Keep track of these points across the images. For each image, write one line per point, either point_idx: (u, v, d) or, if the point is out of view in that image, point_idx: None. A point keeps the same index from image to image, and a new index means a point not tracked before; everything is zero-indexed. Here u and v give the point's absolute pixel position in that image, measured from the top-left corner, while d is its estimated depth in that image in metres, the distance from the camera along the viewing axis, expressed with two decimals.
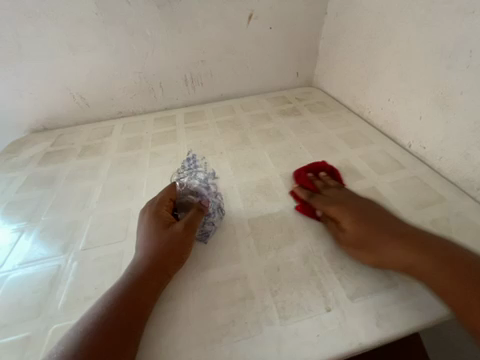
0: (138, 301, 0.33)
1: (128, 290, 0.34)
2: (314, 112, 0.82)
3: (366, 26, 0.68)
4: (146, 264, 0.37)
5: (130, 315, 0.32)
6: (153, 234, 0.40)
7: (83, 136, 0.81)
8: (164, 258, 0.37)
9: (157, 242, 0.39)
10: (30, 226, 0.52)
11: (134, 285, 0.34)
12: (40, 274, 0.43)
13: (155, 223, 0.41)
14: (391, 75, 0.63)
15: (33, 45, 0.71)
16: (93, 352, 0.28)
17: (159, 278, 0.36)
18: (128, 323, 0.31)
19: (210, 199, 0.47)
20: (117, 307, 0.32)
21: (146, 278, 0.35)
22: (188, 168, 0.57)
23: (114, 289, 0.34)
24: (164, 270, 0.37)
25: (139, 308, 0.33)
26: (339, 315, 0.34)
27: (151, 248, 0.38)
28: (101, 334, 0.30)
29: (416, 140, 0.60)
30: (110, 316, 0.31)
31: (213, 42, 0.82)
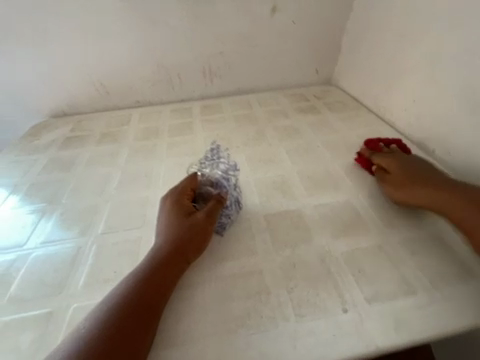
0: (158, 286, 0.34)
1: (149, 274, 0.35)
2: (333, 111, 0.80)
3: (396, 24, 0.65)
4: (166, 251, 0.37)
5: (151, 298, 0.33)
6: (173, 222, 0.40)
7: (101, 123, 0.82)
8: (184, 247, 0.38)
9: (178, 231, 0.39)
10: (51, 207, 0.53)
11: (155, 269, 0.35)
12: (61, 254, 0.44)
13: (176, 210, 0.42)
14: (419, 76, 0.61)
15: (60, 31, 0.74)
16: (117, 331, 0.30)
17: (179, 265, 0.37)
18: (149, 305, 0.32)
19: (229, 192, 0.45)
20: (139, 291, 0.33)
21: (167, 264, 0.36)
22: (211, 159, 0.50)
23: (136, 272, 0.35)
24: (184, 257, 0.38)
25: (160, 292, 0.34)
26: (355, 316, 0.34)
27: (172, 234, 0.39)
28: (125, 314, 0.31)
29: (440, 146, 0.58)
30: (133, 298, 0.32)
31: (235, 35, 0.81)
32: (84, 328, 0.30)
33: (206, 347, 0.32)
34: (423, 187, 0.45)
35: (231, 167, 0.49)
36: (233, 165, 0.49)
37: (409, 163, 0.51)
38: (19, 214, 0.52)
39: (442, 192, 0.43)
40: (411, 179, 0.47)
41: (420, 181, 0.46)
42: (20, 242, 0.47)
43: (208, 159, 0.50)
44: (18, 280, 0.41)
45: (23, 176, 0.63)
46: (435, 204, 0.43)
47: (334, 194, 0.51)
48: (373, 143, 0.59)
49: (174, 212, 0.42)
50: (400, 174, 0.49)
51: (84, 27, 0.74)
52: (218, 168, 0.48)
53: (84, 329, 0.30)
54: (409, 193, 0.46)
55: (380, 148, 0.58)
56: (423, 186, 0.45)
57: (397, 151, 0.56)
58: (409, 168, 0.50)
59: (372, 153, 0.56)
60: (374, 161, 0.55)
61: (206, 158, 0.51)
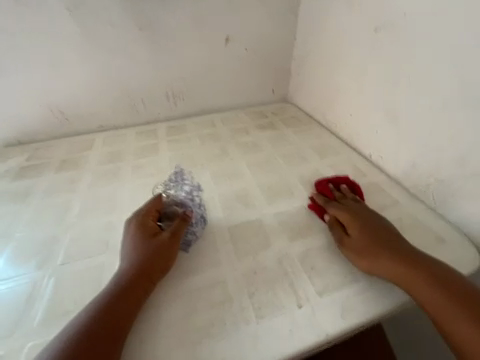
0: (123, 309, 0.35)
1: (111, 303, 0.35)
2: (289, 126, 0.89)
3: (329, 52, 0.78)
4: (131, 273, 0.38)
5: (111, 327, 0.33)
6: (139, 243, 0.41)
7: (60, 150, 0.80)
8: (149, 267, 0.39)
9: (143, 251, 0.40)
10: (2, 243, 0.50)
11: (117, 297, 0.35)
12: (14, 291, 0.42)
13: (140, 233, 0.43)
14: (352, 95, 0.72)
15: (11, 61, 0.72)
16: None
17: (142, 289, 0.37)
18: (110, 335, 0.32)
19: (194, 210, 0.48)
20: (101, 316, 0.33)
21: (129, 290, 0.36)
22: (175, 181, 0.52)
23: (97, 300, 0.35)
24: (147, 281, 0.38)
25: (121, 321, 0.34)
26: (309, 309, 0.38)
27: (135, 258, 0.40)
28: (84, 348, 0.30)
29: (375, 151, 0.69)
30: (95, 324, 0.32)
31: (194, 62, 0.87)
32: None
33: None
34: (361, 232, 0.44)
35: (195, 188, 0.51)
36: (196, 186, 0.51)
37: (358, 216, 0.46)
38: None
39: (407, 267, 0.39)
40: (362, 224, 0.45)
41: (369, 226, 0.45)
42: None
43: (173, 182, 0.52)
44: None
45: None
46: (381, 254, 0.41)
47: (289, 201, 0.57)
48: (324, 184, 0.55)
49: (139, 234, 0.43)
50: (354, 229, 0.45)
51: (39, 56, 0.73)
52: (183, 190, 0.50)
53: None
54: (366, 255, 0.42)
55: (329, 189, 0.54)
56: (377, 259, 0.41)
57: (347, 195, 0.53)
58: (368, 220, 0.46)
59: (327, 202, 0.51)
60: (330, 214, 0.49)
61: (170, 181, 0.53)
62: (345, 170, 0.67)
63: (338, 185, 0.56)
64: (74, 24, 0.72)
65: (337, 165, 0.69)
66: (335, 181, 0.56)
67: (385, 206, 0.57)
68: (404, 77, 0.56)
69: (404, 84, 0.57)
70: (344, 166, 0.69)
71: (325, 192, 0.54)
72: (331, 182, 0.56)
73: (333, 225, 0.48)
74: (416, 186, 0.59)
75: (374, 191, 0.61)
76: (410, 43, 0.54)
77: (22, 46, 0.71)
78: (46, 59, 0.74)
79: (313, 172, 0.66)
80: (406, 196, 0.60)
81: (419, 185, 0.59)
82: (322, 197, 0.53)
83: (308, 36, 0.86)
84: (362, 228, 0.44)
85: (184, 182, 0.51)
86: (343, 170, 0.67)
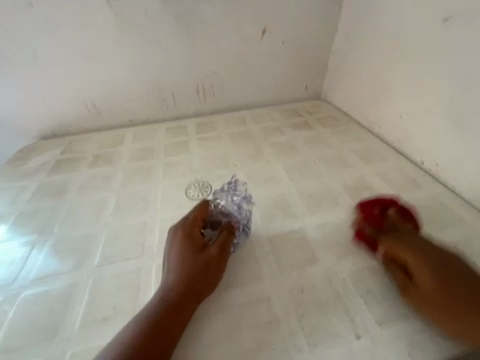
0: (169, 330, 0.33)
1: (152, 328, 0.32)
2: (326, 126, 0.83)
3: (379, 44, 0.69)
4: (178, 290, 0.36)
5: (152, 357, 0.30)
6: (186, 257, 0.39)
7: (93, 144, 0.80)
8: (196, 286, 0.36)
9: (191, 267, 0.38)
10: (42, 239, 0.50)
11: (158, 322, 0.33)
12: (54, 291, 0.41)
13: (185, 245, 0.40)
14: (405, 94, 0.64)
15: (50, 54, 0.72)
16: None
17: (184, 315, 0.34)
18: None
19: (241, 221, 0.45)
20: (148, 336, 0.31)
21: (171, 315, 0.34)
22: (227, 190, 0.50)
23: (144, 317, 0.33)
24: (190, 306, 0.35)
25: (161, 352, 0.31)
26: (367, 342, 0.33)
27: (178, 277, 0.37)
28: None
29: (429, 158, 0.60)
30: (141, 345, 0.31)
31: (227, 55, 0.83)
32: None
33: None
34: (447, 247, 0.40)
35: (246, 201, 0.48)
36: (248, 199, 0.49)
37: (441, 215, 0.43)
38: (8, 247, 0.49)
39: None
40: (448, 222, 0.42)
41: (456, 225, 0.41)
42: (9, 280, 0.43)
43: (224, 189, 0.50)
44: (6, 325, 0.37)
45: (10, 205, 0.59)
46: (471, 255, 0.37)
47: (334, 212, 0.52)
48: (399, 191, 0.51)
49: (186, 245, 0.41)
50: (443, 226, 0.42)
51: (76, 49, 0.72)
52: (234, 201, 0.47)
53: None
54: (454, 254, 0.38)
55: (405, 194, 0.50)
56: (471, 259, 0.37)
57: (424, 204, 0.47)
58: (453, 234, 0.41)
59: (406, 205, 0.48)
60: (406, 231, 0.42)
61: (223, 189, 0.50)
62: (395, 178, 0.60)
63: None
64: (110, 15, 0.69)
65: (385, 172, 0.62)
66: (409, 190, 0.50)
67: (447, 223, 0.49)
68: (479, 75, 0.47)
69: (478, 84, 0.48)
70: (393, 173, 0.62)
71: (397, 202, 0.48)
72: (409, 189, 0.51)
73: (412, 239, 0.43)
74: None
75: (432, 205, 0.53)
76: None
77: (60, 38, 0.70)
78: (83, 53, 0.73)
79: (357, 179, 0.60)
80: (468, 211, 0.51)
81: None
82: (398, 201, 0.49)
83: (353, 27, 0.78)
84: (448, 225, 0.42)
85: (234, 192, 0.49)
86: (393, 178, 0.60)
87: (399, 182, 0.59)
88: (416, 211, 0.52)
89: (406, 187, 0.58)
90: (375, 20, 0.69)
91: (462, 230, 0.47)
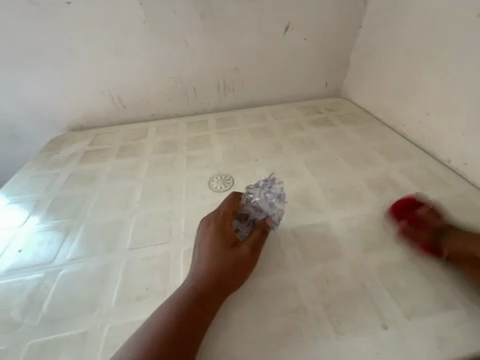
0: (200, 317, 0.34)
1: (183, 313, 0.33)
2: (346, 123, 0.82)
3: (406, 40, 0.67)
4: (209, 280, 0.37)
5: (183, 341, 0.31)
6: (217, 248, 0.40)
7: (118, 136, 0.84)
8: (226, 277, 0.37)
9: (222, 259, 0.39)
10: (76, 222, 0.53)
11: (189, 308, 0.34)
12: (90, 270, 0.44)
13: (217, 238, 0.41)
14: (432, 91, 0.62)
15: (83, 49, 0.75)
16: None
17: (212, 303, 0.35)
18: (181, 348, 0.31)
19: (273, 218, 0.46)
20: (180, 320, 0.33)
21: (200, 302, 0.35)
22: (262, 185, 0.51)
23: (176, 302, 0.35)
24: (218, 294, 0.36)
25: (192, 337, 0.32)
26: (395, 333, 0.33)
27: (207, 266, 0.38)
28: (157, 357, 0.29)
29: (457, 156, 0.58)
30: (174, 328, 0.32)
31: (249, 51, 0.84)
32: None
33: None
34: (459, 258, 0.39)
35: (279, 198, 0.49)
36: (282, 197, 0.49)
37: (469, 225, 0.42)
38: (46, 229, 0.53)
39: None
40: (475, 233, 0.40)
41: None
42: (48, 258, 0.46)
43: (258, 185, 0.51)
44: (49, 298, 0.40)
45: (44, 191, 0.63)
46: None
47: (357, 207, 0.52)
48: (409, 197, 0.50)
49: (217, 237, 0.42)
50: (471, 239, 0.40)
51: (106, 45, 0.76)
52: (268, 198, 0.49)
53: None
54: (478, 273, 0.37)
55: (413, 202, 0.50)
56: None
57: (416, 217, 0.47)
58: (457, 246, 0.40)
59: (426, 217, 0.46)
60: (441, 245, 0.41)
61: (257, 184, 0.52)
62: (420, 176, 0.59)
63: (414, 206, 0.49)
64: (140, 12, 0.72)
65: (409, 170, 0.61)
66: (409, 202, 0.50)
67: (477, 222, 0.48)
68: None
69: None
70: (418, 171, 0.61)
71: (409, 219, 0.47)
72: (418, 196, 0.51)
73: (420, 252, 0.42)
74: None
75: (460, 203, 0.52)
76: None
77: (92, 35, 0.74)
78: (112, 48, 0.76)
79: (381, 176, 0.60)
80: None
81: None
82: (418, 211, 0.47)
83: (378, 23, 0.76)
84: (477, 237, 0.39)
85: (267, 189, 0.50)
86: (418, 176, 0.59)
87: (425, 180, 0.58)
88: (443, 209, 0.50)
89: (432, 185, 0.56)
90: (403, 14, 0.68)
91: None
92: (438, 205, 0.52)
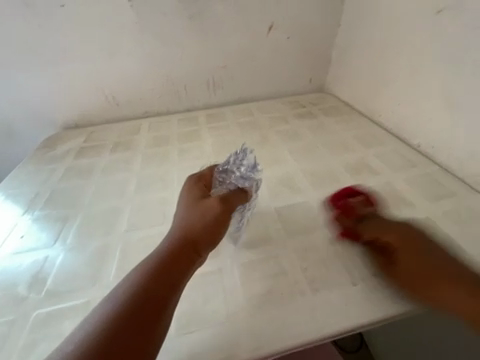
0: (175, 270, 0.35)
1: (157, 267, 0.34)
2: (329, 115, 0.88)
3: (378, 37, 0.73)
4: (181, 237, 0.39)
5: (159, 294, 0.32)
6: (191, 211, 0.43)
7: (113, 133, 0.87)
8: (199, 233, 0.40)
9: (195, 218, 0.41)
10: (74, 211, 0.57)
11: (164, 262, 0.35)
12: (90, 250, 0.47)
13: (191, 202, 0.44)
14: (402, 82, 0.68)
15: (77, 50, 0.79)
16: (131, 314, 0.30)
17: (188, 259, 0.37)
18: (156, 300, 0.32)
19: (251, 188, 0.48)
20: (155, 274, 0.34)
21: (175, 258, 0.36)
22: (234, 161, 0.49)
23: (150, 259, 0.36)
24: (195, 253, 0.38)
25: (168, 287, 0.33)
26: (362, 289, 0.38)
27: (185, 228, 0.40)
28: (131, 309, 0.30)
29: (425, 141, 0.64)
30: (149, 281, 0.33)
31: (235, 50, 0.88)
32: (90, 324, 0.29)
33: (234, 322, 0.36)
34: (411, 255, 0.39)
35: (252, 169, 0.48)
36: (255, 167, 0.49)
37: (396, 230, 0.42)
38: (45, 218, 0.56)
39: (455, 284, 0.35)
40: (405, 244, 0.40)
41: (415, 243, 0.40)
42: (49, 243, 0.50)
43: (229, 161, 0.50)
44: (52, 275, 0.43)
45: (42, 185, 0.66)
46: (436, 289, 0.35)
47: (335, 188, 0.57)
48: (344, 200, 0.50)
49: (191, 203, 0.44)
50: (402, 249, 0.40)
51: (99, 46, 0.79)
52: (241, 172, 0.48)
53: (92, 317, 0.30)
54: (408, 285, 0.37)
55: (348, 204, 0.49)
56: (453, 298, 0.34)
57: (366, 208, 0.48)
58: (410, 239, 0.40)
59: (358, 222, 0.45)
60: (362, 232, 0.43)
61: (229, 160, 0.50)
62: (393, 160, 0.65)
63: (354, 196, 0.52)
64: (131, 14, 0.76)
65: (384, 155, 0.67)
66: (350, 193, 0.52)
67: (439, 196, 0.53)
68: (468, 60, 0.51)
69: (467, 69, 0.51)
70: (391, 156, 0.66)
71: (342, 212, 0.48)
72: (347, 198, 0.51)
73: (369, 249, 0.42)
74: (473, 178, 0.54)
75: (427, 182, 0.57)
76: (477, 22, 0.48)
77: (86, 36, 0.77)
78: (105, 48, 0.80)
79: (358, 161, 0.65)
80: (460, 187, 0.55)
81: (475, 176, 0.53)
82: (351, 217, 0.46)
83: (354, 21, 0.82)
84: (410, 249, 0.39)
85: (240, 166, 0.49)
86: (391, 160, 0.65)
87: (397, 163, 0.63)
88: (411, 187, 0.56)
89: (403, 167, 0.62)
90: (374, 14, 0.74)
91: (453, 202, 0.52)
92: (407, 184, 0.57)
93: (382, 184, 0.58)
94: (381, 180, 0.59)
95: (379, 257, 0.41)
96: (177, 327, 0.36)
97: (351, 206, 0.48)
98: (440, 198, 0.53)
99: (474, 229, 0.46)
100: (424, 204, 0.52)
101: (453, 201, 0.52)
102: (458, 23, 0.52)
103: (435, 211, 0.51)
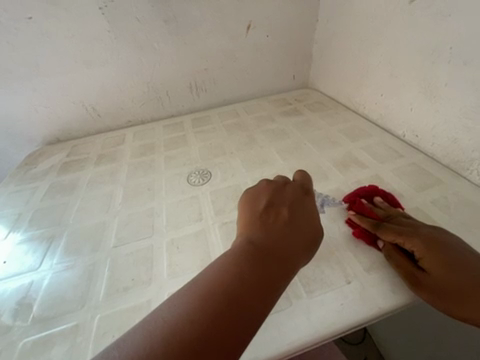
0: (275, 280, 0.28)
1: (259, 266, 0.29)
2: (314, 111, 0.88)
3: (357, 29, 0.73)
4: (288, 241, 0.33)
5: (253, 294, 0.26)
6: (301, 218, 0.37)
7: (97, 145, 0.85)
8: (301, 247, 0.34)
9: (305, 230, 0.35)
10: (60, 230, 0.55)
11: (267, 264, 0.29)
12: (77, 270, 0.46)
13: (301, 207, 0.38)
14: (383, 73, 0.68)
15: (51, 62, 0.75)
16: (226, 310, 0.24)
17: (288, 270, 0.31)
18: (251, 308, 0.25)
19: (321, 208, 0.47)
20: (256, 273, 0.28)
21: (279, 263, 0.30)
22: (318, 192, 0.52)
23: (254, 252, 0.30)
24: (290, 255, 0.32)
25: (265, 301, 0.27)
26: (356, 286, 0.38)
27: (293, 235, 0.34)
28: (227, 298, 0.25)
29: (409, 130, 0.65)
30: (248, 280, 0.27)
31: (216, 52, 0.87)
32: (186, 296, 0.25)
33: None
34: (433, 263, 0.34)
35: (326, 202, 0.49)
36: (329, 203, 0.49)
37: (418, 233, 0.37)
38: (30, 239, 0.54)
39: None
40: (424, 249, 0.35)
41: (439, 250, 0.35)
42: (35, 265, 0.48)
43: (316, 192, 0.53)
44: (38, 300, 0.42)
45: (25, 204, 0.64)
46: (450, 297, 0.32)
47: (324, 185, 0.57)
48: (359, 201, 0.48)
49: (302, 209, 0.38)
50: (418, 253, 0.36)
51: (74, 57, 0.76)
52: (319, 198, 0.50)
53: (189, 290, 0.26)
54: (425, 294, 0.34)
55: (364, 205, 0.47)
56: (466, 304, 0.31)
57: (391, 209, 0.46)
58: (436, 246, 0.35)
59: (376, 224, 0.42)
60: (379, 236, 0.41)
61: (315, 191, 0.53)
62: (379, 151, 0.65)
63: (372, 197, 0.50)
64: (104, 22, 0.73)
65: (370, 147, 0.67)
66: (367, 193, 0.51)
67: (426, 185, 0.54)
68: (444, 48, 0.50)
69: (444, 57, 0.51)
70: (377, 147, 0.67)
71: (362, 212, 0.46)
72: (364, 197, 0.50)
73: (389, 253, 0.39)
74: (458, 164, 0.54)
75: (413, 171, 0.58)
76: (447, 9, 0.48)
77: (59, 48, 0.74)
78: (80, 59, 0.77)
79: (345, 155, 0.65)
80: (445, 174, 0.56)
81: (460, 162, 0.54)
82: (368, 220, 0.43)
83: (331, 16, 0.82)
84: (431, 252, 0.35)
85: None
86: (377, 152, 0.65)
87: (383, 155, 0.64)
88: (398, 178, 0.56)
89: (390, 158, 0.62)
90: (350, 6, 0.73)
91: (439, 190, 0.52)
92: (395, 175, 0.58)
93: (370, 177, 0.58)
94: (369, 173, 0.59)
95: (397, 261, 0.38)
96: None
97: (367, 206, 0.47)
98: (427, 187, 0.53)
99: (462, 215, 0.47)
100: (412, 194, 0.52)
101: (440, 188, 0.52)
102: (429, 12, 0.51)
103: (423, 200, 0.51)
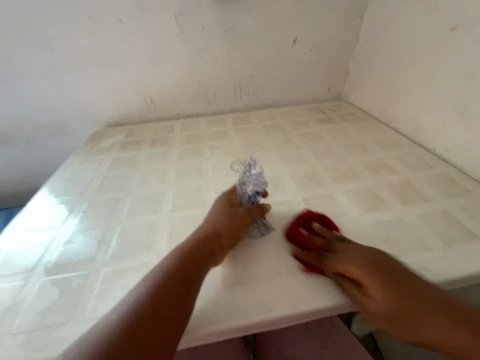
0: (199, 267, 0.41)
1: (186, 261, 0.41)
2: (347, 121, 0.95)
3: (396, 51, 0.80)
4: (211, 237, 0.45)
5: (184, 281, 0.38)
6: (219, 220, 0.49)
7: (149, 131, 0.97)
8: (223, 239, 0.46)
9: (223, 225, 0.48)
10: (124, 194, 0.65)
11: (192, 257, 0.41)
12: (142, 225, 0.55)
13: (219, 212, 0.50)
14: (418, 91, 0.74)
15: (126, 57, 0.90)
16: (164, 295, 0.36)
17: (209, 258, 0.43)
18: (182, 289, 0.37)
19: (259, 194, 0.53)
20: (184, 266, 0.40)
21: (202, 255, 0.43)
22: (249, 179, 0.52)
23: (182, 252, 0.42)
24: (211, 252, 0.44)
25: (192, 280, 0.39)
26: None
27: (215, 232, 0.46)
28: (166, 290, 0.36)
29: (440, 145, 0.70)
30: (178, 271, 0.39)
31: (263, 60, 0.98)
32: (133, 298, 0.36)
33: (273, 286, 0.43)
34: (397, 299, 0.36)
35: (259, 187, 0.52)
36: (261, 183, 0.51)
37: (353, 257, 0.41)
38: (100, 198, 0.64)
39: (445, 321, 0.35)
40: (365, 264, 0.40)
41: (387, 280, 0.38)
42: (107, 218, 0.58)
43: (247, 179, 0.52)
44: (113, 242, 0.51)
45: (94, 171, 0.75)
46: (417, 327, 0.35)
47: (355, 184, 0.64)
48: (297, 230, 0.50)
49: (220, 213, 0.50)
50: (364, 280, 0.38)
51: (145, 54, 0.90)
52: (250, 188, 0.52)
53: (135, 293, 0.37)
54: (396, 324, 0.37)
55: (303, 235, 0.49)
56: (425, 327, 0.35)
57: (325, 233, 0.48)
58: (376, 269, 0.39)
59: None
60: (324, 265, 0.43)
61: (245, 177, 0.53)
62: (409, 161, 0.70)
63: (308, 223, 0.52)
64: (175, 28, 0.87)
65: (401, 156, 0.72)
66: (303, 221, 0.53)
67: (455, 193, 0.58)
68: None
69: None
70: (408, 158, 0.72)
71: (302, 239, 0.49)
72: (302, 225, 0.52)
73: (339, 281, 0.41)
74: None
75: (442, 180, 0.62)
76: None
77: (135, 46, 0.88)
78: (149, 57, 0.91)
79: (376, 161, 0.71)
80: (475, 186, 0.60)
81: None
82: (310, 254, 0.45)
83: (372, 37, 0.90)
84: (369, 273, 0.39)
85: (252, 165, 0.52)
86: (408, 161, 0.70)
87: (413, 164, 0.69)
88: (427, 185, 0.61)
89: (420, 167, 0.68)
90: (392, 30, 0.81)
91: (467, 199, 0.57)
92: (425, 182, 0.63)
93: (399, 181, 0.63)
94: (399, 178, 0.65)
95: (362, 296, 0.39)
96: (225, 287, 0.43)
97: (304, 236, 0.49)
98: (455, 194, 0.58)
99: None
100: (440, 199, 0.57)
101: (467, 197, 0.57)
102: (469, 40, 0.58)
103: (451, 205, 0.55)
